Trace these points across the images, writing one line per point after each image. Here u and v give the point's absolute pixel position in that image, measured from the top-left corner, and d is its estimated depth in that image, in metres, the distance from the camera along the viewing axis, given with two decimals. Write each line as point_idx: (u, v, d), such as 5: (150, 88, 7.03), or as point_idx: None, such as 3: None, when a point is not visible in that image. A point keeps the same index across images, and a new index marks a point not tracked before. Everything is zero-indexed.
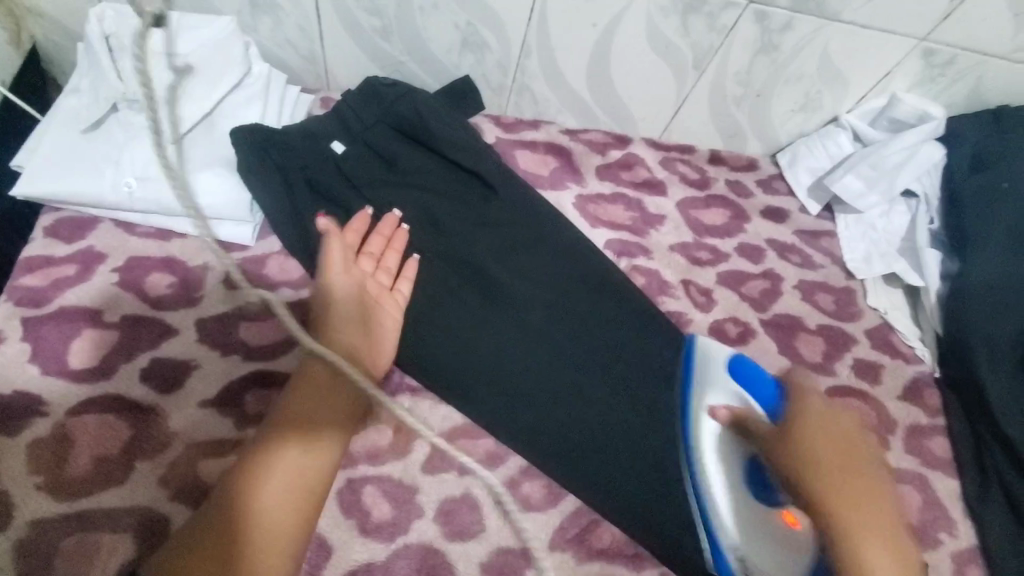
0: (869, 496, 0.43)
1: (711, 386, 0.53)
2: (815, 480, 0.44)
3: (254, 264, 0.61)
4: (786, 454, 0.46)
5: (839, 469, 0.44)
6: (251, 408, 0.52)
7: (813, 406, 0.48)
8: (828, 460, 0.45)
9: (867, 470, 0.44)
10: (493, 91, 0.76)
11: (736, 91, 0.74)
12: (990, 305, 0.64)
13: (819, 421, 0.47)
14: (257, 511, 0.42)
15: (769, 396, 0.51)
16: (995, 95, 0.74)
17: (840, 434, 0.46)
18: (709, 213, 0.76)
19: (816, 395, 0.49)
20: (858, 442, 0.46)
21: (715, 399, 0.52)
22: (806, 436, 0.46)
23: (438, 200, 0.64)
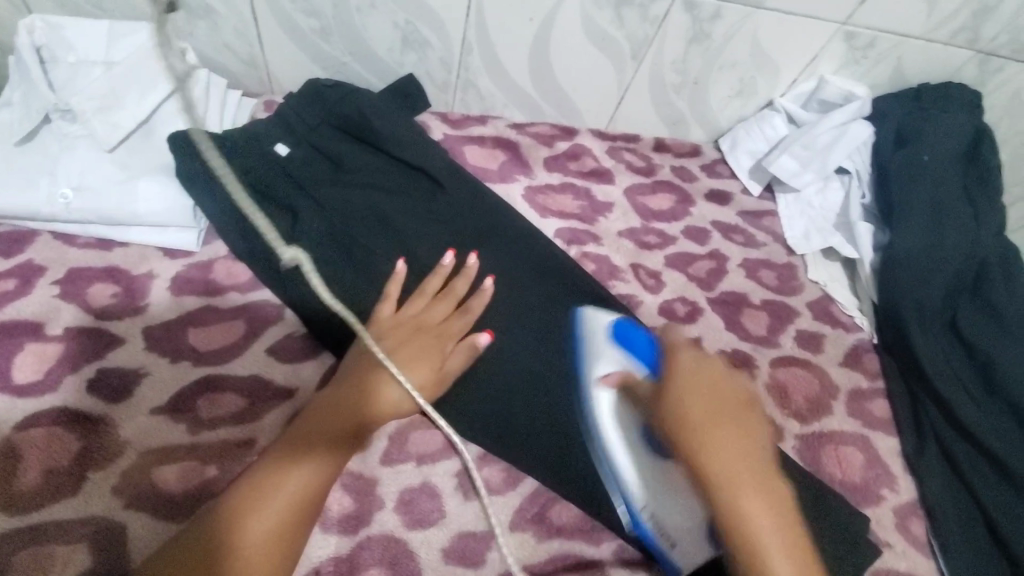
0: (733, 437, 0.44)
1: (600, 356, 0.53)
2: (681, 428, 0.45)
3: (201, 269, 0.61)
4: (666, 410, 0.46)
5: (703, 413, 0.45)
6: (204, 413, 0.52)
7: (685, 363, 0.49)
8: (693, 408, 0.45)
9: (740, 417, 0.45)
10: (439, 88, 0.77)
11: (674, 80, 0.77)
12: (915, 272, 0.69)
13: (688, 375, 0.48)
14: (241, 527, 0.43)
15: (646, 354, 0.51)
16: (915, 75, 0.78)
17: (706, 384, 0.47)
18: (655, 199, 0.78)
19: (688, 352, 0.50)
20: (731, 384, 0.48)
21: (604, 367, 0.52)
22: (676, 389, 0.47)
23: (387, 197, 0.65)
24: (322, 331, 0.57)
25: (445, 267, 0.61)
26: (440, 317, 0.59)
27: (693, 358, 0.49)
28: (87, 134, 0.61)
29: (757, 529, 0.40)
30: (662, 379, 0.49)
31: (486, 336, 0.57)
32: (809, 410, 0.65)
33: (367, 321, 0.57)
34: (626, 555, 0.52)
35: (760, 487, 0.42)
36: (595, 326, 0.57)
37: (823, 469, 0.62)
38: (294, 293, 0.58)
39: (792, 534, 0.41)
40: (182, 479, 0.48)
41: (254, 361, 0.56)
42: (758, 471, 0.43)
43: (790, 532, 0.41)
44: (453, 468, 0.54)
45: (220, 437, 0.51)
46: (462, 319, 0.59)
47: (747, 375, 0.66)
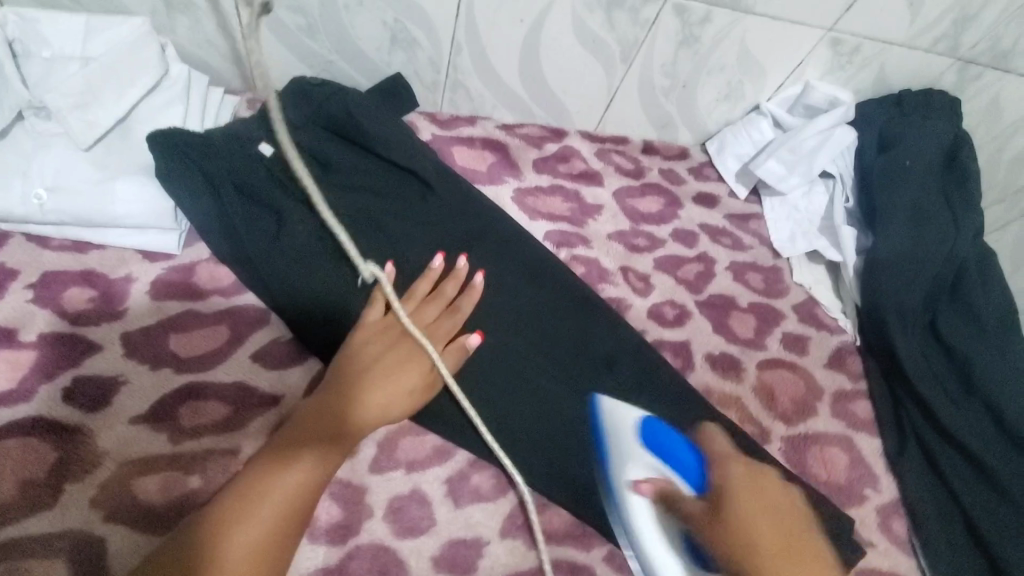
0: (808, 566, 0.41)
1: (630, 461, 0.51)
2: (749, 556, 0.41)
3: (182, 272, 0.59)
4: (719, 531, 0.43)
5: (774, 536, 0.42)
6: (187, 421, 0.51)
7: (739, 478, 0.46)
8: (761, 530, 0.42)
9: (797, 541, 0.42)
10: (427, 88, 0.76)
11: (663, 83, 0.77)
12: (898, 275, 0.70)
13: (749, 489, 0.45)
14: (236, 526, 0.42)
15: (687, 465, 0.49)
16: (897, 81, 0.79)
17: (770, 499, 0.45)
18: (644, 201, 0.78)
19: (740, 462, 0.48)
20: (781, 504, 0.45)
21: (636, 473, 0.50)
22: (739, 507, 0.44)
23: (376, 199, 0.64)
24: (309, 335, 0.56)
25: (434, 270, 0.59)
26: (432, 317, 0.58)
27: (747, 471, 0.47)
28: (63, 132, 0.59)
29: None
30: (718, 495, 0.46)
31: (475, 336, 0.57)
32: (795, 412, 0.66)
33: (355, 326, 0.56)
34: (617, 560, 0.53)
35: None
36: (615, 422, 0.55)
37: (808, 470, 0.63)
38: (279, 296, 0.57)
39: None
40: (164, 490, 0.47)
41: (238, 368, 0.55)
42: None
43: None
44: (443, 474, 0.54)
45: (203, 446, 0.50)
46: (452, 320, 0.58)
47: (735, 378, 0.66)
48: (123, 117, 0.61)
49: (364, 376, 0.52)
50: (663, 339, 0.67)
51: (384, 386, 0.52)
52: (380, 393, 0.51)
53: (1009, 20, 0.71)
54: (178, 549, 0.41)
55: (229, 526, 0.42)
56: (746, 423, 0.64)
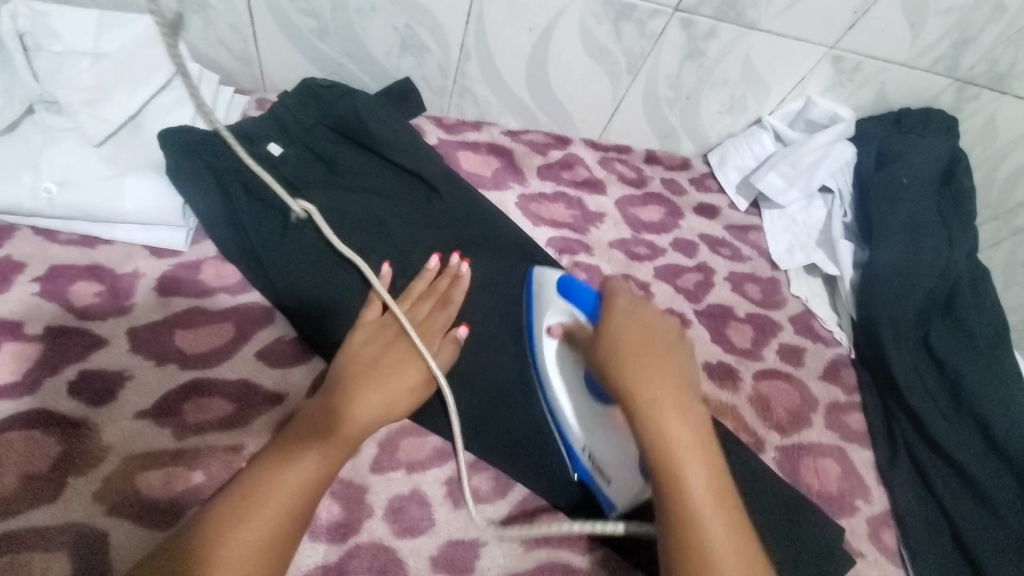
0: (661, 377, 0.46)
1: (545, 309, 0.58)
2: (617, 372, 0.47)
3: (188, 269, 0.60)
4: (598, 355, 0.49)
5: (638, 354, 0.47)
6: (190, 417, 0.51)
7: (621, 308, 0.50)
8: (627, 354, 0.48)
9: (662, 358, 0.47)
10: (434, 92, 0.77)
11: (667, 94, 0.78)
12: (893, 290, 0.72)
13: (627, 320, 0.50)
14: (238, 524, 0.43)
15: (587, 302, 0.54)
16: (896, 99, 0.81)
17: (641, 322, 0.49)
18: (646, 210, 0.79)
19: (630, 299, 0.52)
20: (655, 328, 0.49)
21: (552, 318, 0.57)
22: (614, 334, 0.49)
23: (382, 201, 0.64)
24: (312, 333, 0.57)
25: (430, 269, 0.61)
26: (427, 314, 0.59)
27: (629, 302, 0.51)
28: (74, 127, 0.59)
29: (682, 460, 0.43)
30: (602, 325, 0.51)
31: (465, 328, 0.58)
32: (790, 422, 0.67)
33: (353, 325, 0.57)
34: (612, 564, 0.53)
35: (684, 419, 0.45)
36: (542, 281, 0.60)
37: (801, 480, 0.64)
38: (283, 295, 0.57)
39: (711, 459, 0.44)
40: (167, 486, 0.48)
41: (242, 365, 0.55)
42: (682, 403, 0.46)
43: (708, 460, 0.43)
44: (443, 475, 0.54)
45: (207, 442, 0.50)
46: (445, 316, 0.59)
47: (732, 387, 0.67)
48: (134, 115, 0.62)
49: (365, 376, 0.52)
50: None
51: (386, 385, 0.52)
52: (383, 393, 0.52)
53: (1007, 42, 0.73)
54: (184, 543, 0.42)
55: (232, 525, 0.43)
56: (742, 431, 0.65)
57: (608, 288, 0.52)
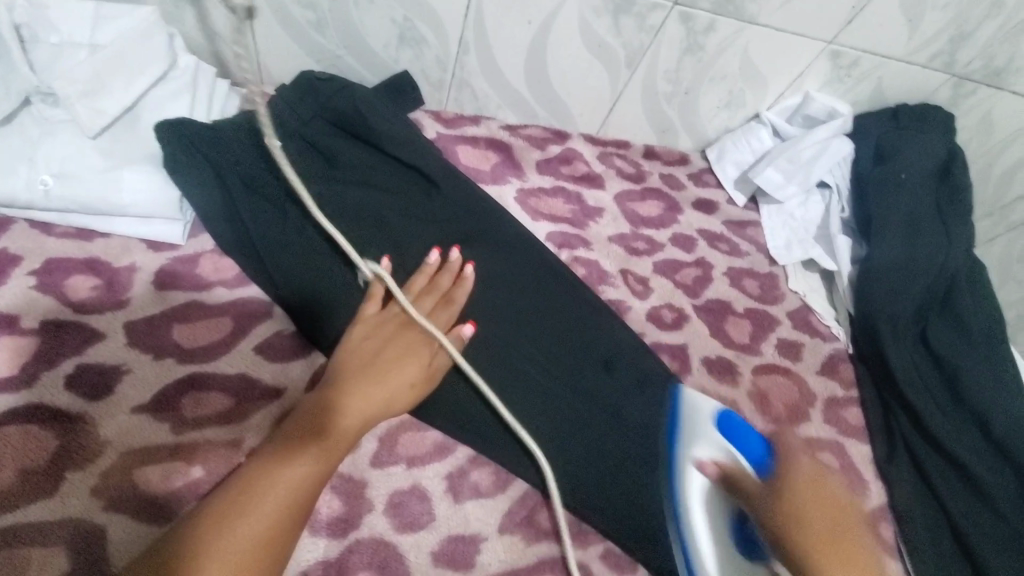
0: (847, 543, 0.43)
1: (698, 441, 0.55)
2: (796, 534, 0.44)
3: (186, 263, 0.59)
4: (773, 511, 0.46)
5: (827, 520, 0.45)
6: (189, 412, 0.51)
7: (805, 471, 0.48)
8: (820, 518, 0.44)
9: (853, 541, 0.44)
10: (432, 86, 0.76)
11: (666, 89, 0.78)
12: (891, 285, 0.72)
13: (811, 482, 0.47)
14: (237, 522, 0.43)
15: (754, 449, 0.52)
16: (893, 95, 0.81)
17: (824, 493, 0.46)
18: (645, 206, 0.79)
19: (804, 457, 0.50)
20: (841, 513, 0.46)
21: (702, 452, 0.54)
22: (793, 494, 0.46)
23: (380, 195, 0.64)
24: (311, 328, 0.57)
25: (430, 264, 0.60)
26: (427, 310, 0.58)
27: (814, 464, 0.49)
28: (70, 119, 0.58)
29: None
30: (782, 477, 0.48)
31: (470, 326, 0.58)
32: (789, 416, 0.67)
33: (352, 319, 0.56)
34: (612, 557, 0.54)
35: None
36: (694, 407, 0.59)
37: None
38: (281, 290, 0.57)
39: None
40: (166, 480, 0.47)
41: (240, 360, 0.55)
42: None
43: None
44: (443, 470, 0.54)
45: (206, 437, 0.50)
46: (449, 315, 0.59)
47: (731, 382, 0.68)
48: (131, 107, 0.61)
49: (364, 373, 0.52)
50: (661, 342, 0.68)
51: (386, 380, 0.52)
52: (383, 387, 0.52)
53: (1004, 37, 0.73)
54: (183, 537, 0.42)
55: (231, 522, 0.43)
56: None
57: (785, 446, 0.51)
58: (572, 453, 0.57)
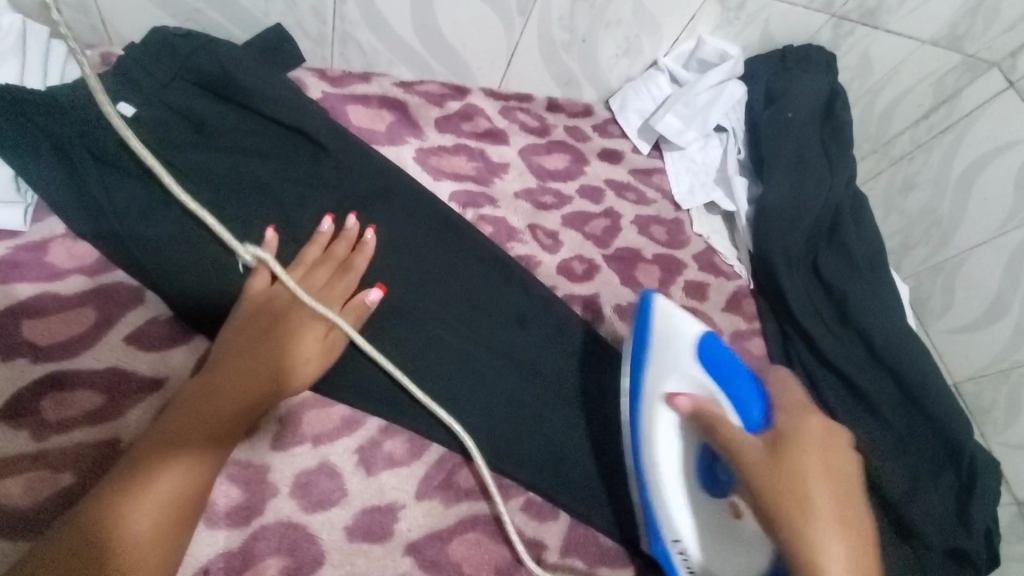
0: (850, 524, 0.39)
1: (673, 370, 0.53)
2: (793, 499, 0.40)
3: (32, 250, 0.53)
4: (769, 468, 0.42)
5: (822, 492, 0.40)
6: (51, 415, 0.46)
7: (811, 425, 0.45)
8: (819, 477, 0.41)
9: (838, 458, 0.43)
10: (314, 41, 0.71)
11: (563, 37, 0.76)
12: (784, 219, 0.76)
13: (819, 442, 0.43)
14: (108, 516, 0.39)
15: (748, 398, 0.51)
16: (782, 37, 0.84)
17: (831, 459, 0.42)
18: (550, 158, 0.78)
19: (811, 412, 0.47)
20: (827, 457, 0.42)
21: (678, 388, 0.53)
22: (803, 440, 0.43)
23: (263, 162, 0.59)
24: (191, 313, 0.52)
25: (324, 233, 0.56)
26: (323, 282, 0.55)
27: (823, 425, 0.45)
28: None
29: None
30: (783, 435, 0.44)
31: (376, 292, 0.55)
32: None
33: (238, 299, 0.52)
34: (534, 507, 0.54)
35: None
36: (664, 319, 0.56)
37: None
38: (151, 275, 0.52)
39: (853, 506, 0.40)
40: (30, 492, 0.43)
41: (110, 352, 0.50)
42: (847, 523, 0.39)
43: None
44: (353, 444, 0.52)
45: (74, 441, 0.45)
46: (349, 280, 0.56)
47: None
48: None
49: (249, 352, 0.49)
50: (573, 294, 0.68)
51: (271, 364, 0.49)
52: (272, 369, 0.49)
53: None
54: (23, 566, 0.36)
55: (101, 517, 0.39)
56: None
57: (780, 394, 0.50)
58: (487, 413, 0.56)
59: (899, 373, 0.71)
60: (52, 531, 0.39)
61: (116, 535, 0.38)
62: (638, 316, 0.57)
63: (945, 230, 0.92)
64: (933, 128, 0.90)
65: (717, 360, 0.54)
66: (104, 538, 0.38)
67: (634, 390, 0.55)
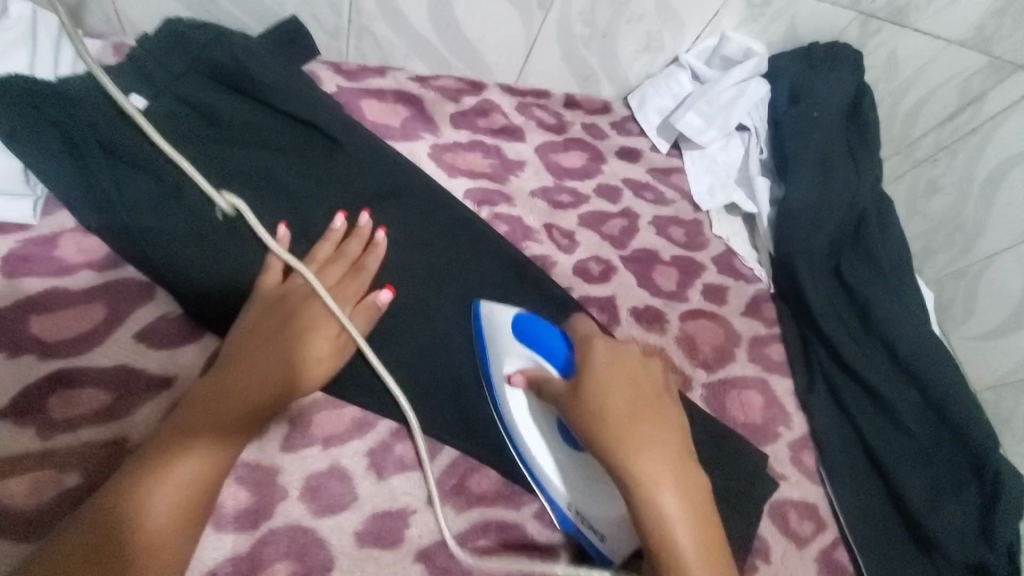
0: (654, 428, 0.43)
1: (505, 352, 0.52)
2: (604, 430, 0.42)
3: (42, 244, 0.52)
4: (579, 408, 0.44)
5: (625, 413, 0.43)
6: (58, 413, 0.45)
7: (599, 352, 0.47)
8: (616, 396, 0.43)
9: (631, 371, 0.45)
10: (328, 33, 0.70)
11: (583, 32, 0.75)
12: (806, 222, 0.74)
13: (609, 363, 0.45)
14: (120, 515, 0.38)
15: (558, 350, 0.49)
16: (808, 34, 0.82)
17: (625, 373, 0.45)
18: (568, 156, 0.77)
19: (604, 339, 0.48)
20: (625, 373, 0.45)
21: (512, 365, 0.52)
22: (598, 372, 0.45)
23: (275, 157, 0.58)
24: (202, 310, 0.51)
25: (336, 230, 0.55)
26: (336, 281, 0.54)
27: (608, 345, 0.47)
28: None
29: (686, 555, 0.39)
30: (580, 371, 0.46)
31: (386, 293, 0.54)
32: (715, 358, 0.68)
33: (250, 296, 0.51)
34: (547, 515, 0.53)
35: (682, 484, 0.41)
36: (493, 313, 0.55)
37: (727, 414, 0.65)
38: (161, 270, 0.51)
39: (656, 409, 0.44)
40: (37, 492, 0.42)
41: (118, 349, 0.49)
42: (653, 427, 0.43)
43: (699, 501, 0.41)
44: (364, 447, 0.51)
45: (81, 440, 0.45)
46: (363, 280, 0.54)
47: (660, 330, 0.67)
48: None
49: (260, 349, 0.48)
50: (589, 296, 0.67)
51: (282, 361, 0.48)
52: (283, 366, 0.48)
53: None
54: (28, 567, 0.36)
55: (113, 516, 0.38)
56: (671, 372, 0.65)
57: (584, 337, 0.49)
58: (499, 417, 0.55)
59: (924, 383, 0.69)
60: (59, 530, 0.38)
61: (128, 535, 0.38)
62: (474, 321, 0.57)
63: (970, 235, 0.88)
64: (959, 130, 0.84)
65: (530, 327, 0.50)
66: (117, 538, 0.37)
67: (487, 380, 0.54)
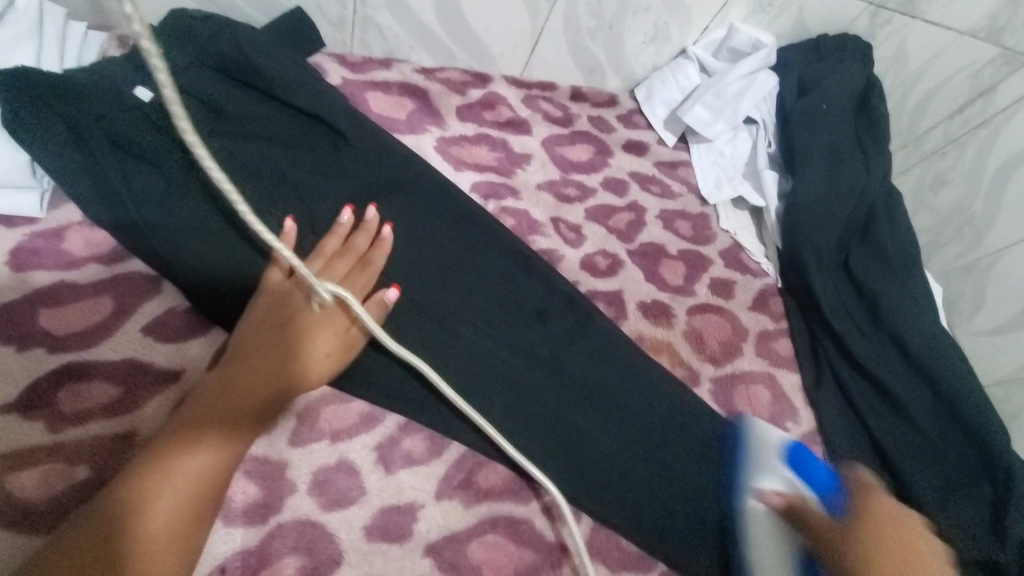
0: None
1: (765, 470, 0.52)
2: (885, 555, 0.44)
3: (48, 238, 0.52)
4: (841, 552, 0.44)
5: (892, 560, 0.44)
6: (66, 407, 0.45)
7: (876, 506, 0.48)
8: (894, 552, 0.44)
9: (915, 540, 0.47)
10: (333, 25, 0.69)
11: (590, 23, 0.74)
12: (816, 216, 0.73)
13: (879, 516, 0.47)
14: (131, 510, 0.38)
15: (824, 484, 0.50)
16: (817, 24, 0.82)
17: (889, 533, 0.46)
18: (574, 149, 0.76)
19: (881, 494, 0.50)
20: (891, 525, 0.47)
21: (770, 484, 0.51)
22: (876, 519, 0.47)
23: (282, 151, 0.58)
24: (208, 304, 0.51)
25: (343, 224, 0.55)
26: (343, 276, 0.53)
27: (886, 503, 0.49)
28: None
29: None
30: (855, 509, 0.48)
31: (394, 291, 0.54)
32: (722, 353, 0.68)
33: (256, 291, 0.51)
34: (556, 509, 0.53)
35: None
36: (752, 427, 0.57)
37: (735, 409, 0.65)
38: (168, 265, 0.51)
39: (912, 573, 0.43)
40: (46, 485, 0.42)
41: (126, 343, 0.49)
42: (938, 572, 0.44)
43: None
44: (371, 441, 0.51)
45: (90, 434, 0.44)
46: (369, 275, 0.54)
47: (667, 325, 0.67)
48: None
49: (267, 346, 0.48)
50: (596, 290, 0.66)
51: (290, 358, 0.48)
52: (291, 363, 0.48)
53: None
54: (41, 560, 0.35)
55: (124, 510, 0.38)
56: (678, 367, 0.65)
57: (863, 484, 0.50)
58: (506, 411, 0.55)
59: (932, 378, 0.69)
60: (70, 524, 0.38)
61: (140, 529, 0.38)
62: (728, 435, 0.59)
63: (978, 228, 0.87)
64: (968, 123, 0.83)
65: (801, 456, 0.52)
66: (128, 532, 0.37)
67: (727, 487, 0.55)
